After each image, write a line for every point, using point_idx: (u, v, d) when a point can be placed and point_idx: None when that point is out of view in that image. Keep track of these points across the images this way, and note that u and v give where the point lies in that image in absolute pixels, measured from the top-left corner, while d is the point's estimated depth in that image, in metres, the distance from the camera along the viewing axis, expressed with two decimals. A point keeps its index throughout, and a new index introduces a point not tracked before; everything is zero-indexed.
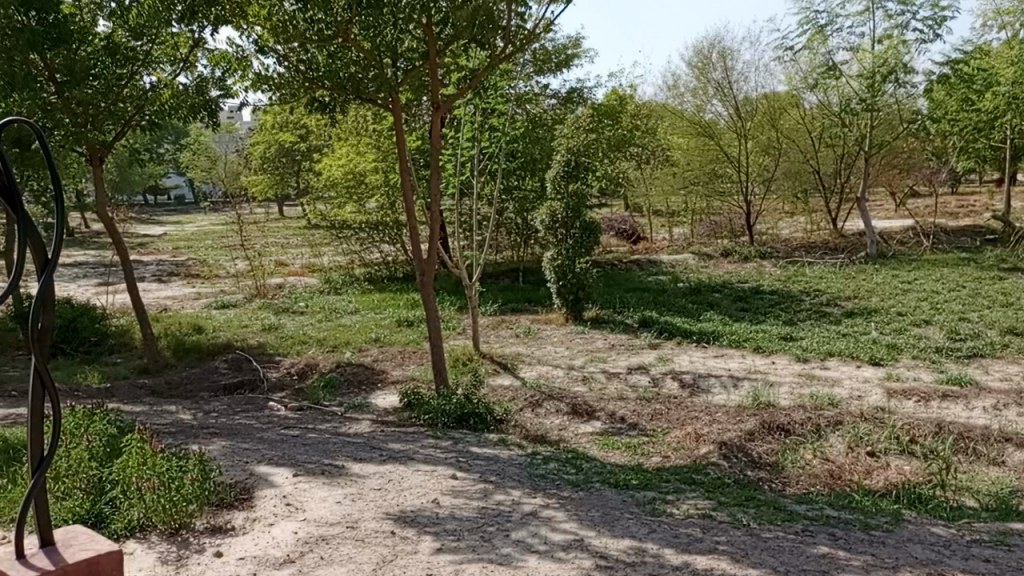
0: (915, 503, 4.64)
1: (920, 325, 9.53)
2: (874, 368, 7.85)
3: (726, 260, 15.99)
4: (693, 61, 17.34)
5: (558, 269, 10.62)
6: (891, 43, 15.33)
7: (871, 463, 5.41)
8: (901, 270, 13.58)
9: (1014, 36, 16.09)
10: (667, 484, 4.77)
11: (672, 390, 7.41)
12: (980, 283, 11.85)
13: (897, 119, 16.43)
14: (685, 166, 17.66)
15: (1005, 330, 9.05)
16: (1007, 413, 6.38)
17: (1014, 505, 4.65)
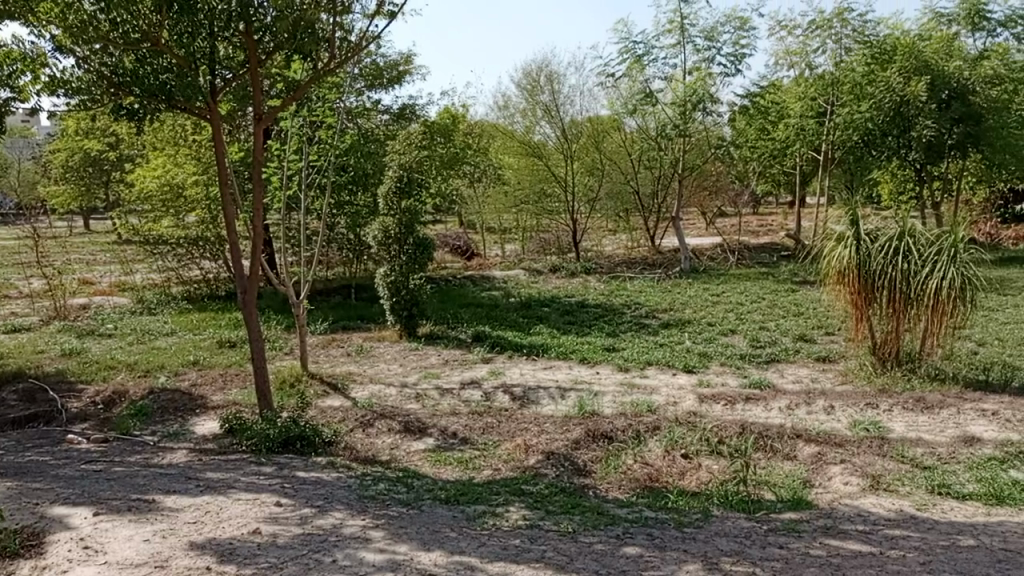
0: (721, 500, 5.01)
1: (727, 334, 10.38)
2: (688, 375, 8.45)
3: (554, 275, 16.61)
4: (522, 82, 17.82)
5: (391, 285, 10.50)
6: (700, 75, 16.60)
7: (685, 464, 5.78)
8: (710, 284, 14.73)
9: (801, 74, 18.02)
10: (497, 497, 4.84)
11: (503, 403, 7.54)
12: (777, 295, 13.11)
13: (706, 144, 17.76)
14: (516, 185, 18.30)
15: (797, 336, 10.05)
16: (798, 411, 7.07)
17: (805, 495, 5.15)
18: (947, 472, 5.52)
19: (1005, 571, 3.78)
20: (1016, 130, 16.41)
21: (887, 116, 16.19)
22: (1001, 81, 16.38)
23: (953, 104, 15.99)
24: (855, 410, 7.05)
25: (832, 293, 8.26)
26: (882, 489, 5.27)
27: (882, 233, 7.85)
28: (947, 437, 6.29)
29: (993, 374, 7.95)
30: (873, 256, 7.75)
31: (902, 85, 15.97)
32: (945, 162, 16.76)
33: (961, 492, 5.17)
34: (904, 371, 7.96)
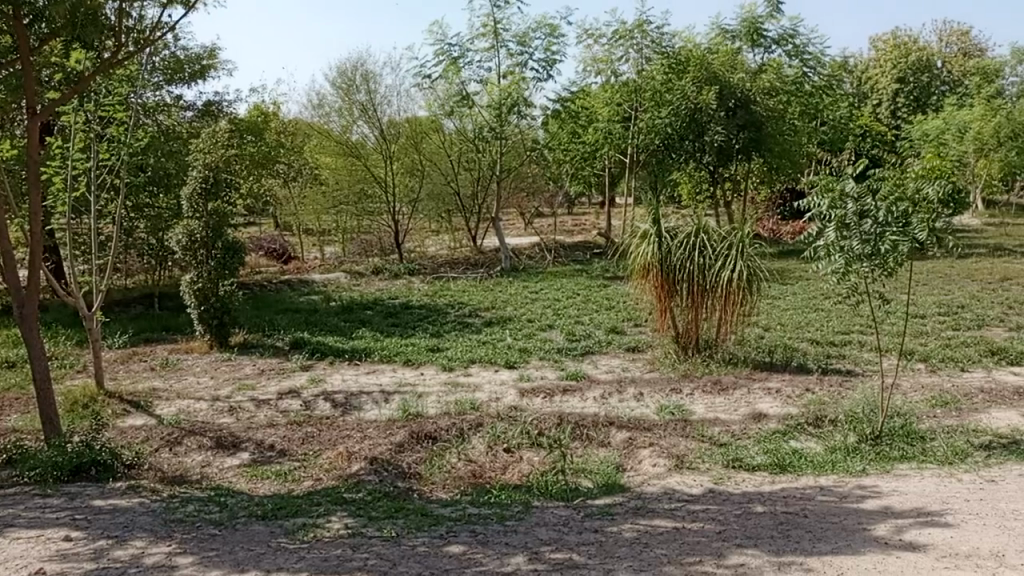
0: (542, 490, 5.18)
1: (545, 330, 10.75)
2: (509, 371, 8.65)
3: (377, 277, 16.37)
4: (337, 81, 17.40)
5: (198, 293, 9.86)
6: (514, 78, 17.09)
7: (507, 459, 5.91)
8: (530, 281, 15.21)
9: (608, 80, 18.98)
10: (317, 508, 4.68)
11: (323, 411, 7.31)
12: (591, 290, 13.79)
13: (521, 147, 18.29)
14: (334, 186, 17.85)
15: (609, 329, 10.62)
16: (612, 400, 7.46)
17: (618, 479, 5.45)
18: (740, 447, 6.08)
19: (786, 531, 4.23)
20: (790, 137, 18.35)
21: (683, 122, 17.72)
22: (776, 93, 18.13)
23: (738, 112, 17.67)
24: (661, 395, 7.56)
25: (639, 287, 8.79)
26: (686, 468, 5.70)
27: (680, 230, 8.49)
28: (739, 415, 6.92)
29: (776, 355, 8.84)
30: (673, 251, 8.36)
31: (695, 93, 17.52)
32: (733, 165, 18.48)
33: (751, 464, 5.71)
34: (703, 357, 8.61)
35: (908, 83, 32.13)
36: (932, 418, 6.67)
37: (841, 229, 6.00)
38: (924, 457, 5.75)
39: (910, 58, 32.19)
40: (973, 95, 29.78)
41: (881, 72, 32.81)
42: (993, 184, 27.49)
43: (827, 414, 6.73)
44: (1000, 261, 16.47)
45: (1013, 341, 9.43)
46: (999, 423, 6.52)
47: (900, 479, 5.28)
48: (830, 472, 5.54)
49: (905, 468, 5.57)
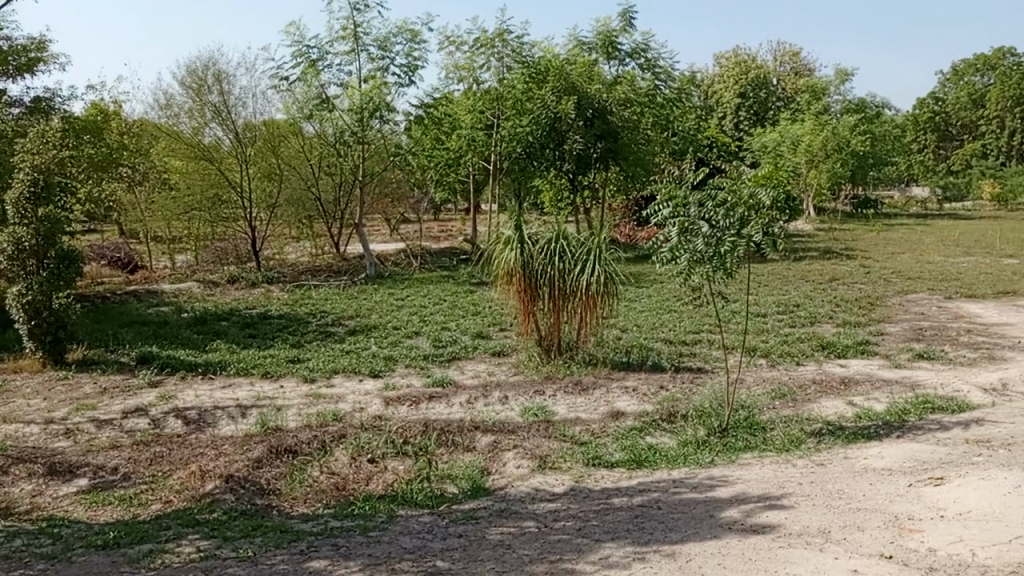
0: (406, 499, 5.14)
1: (411, 337, 10.68)
2: (374, 380, 8.51)
3: (232, 286, 15.64)
4: (186, 80, 16.44)
5: (28, 307, 9.00)
6: (376, 83, 16.68)
7: (371, 469, 5.82)
8: (395, 288, 15.06)
9: (470, 88, 19.18)
10: (166, 532, 4.42)
11: (174, 430, 6.89)
12: (456, 296, 13.84)
13: (384, 152, 18.13)
14: (186, 191, 16.92)
15: (475, 334, 10.70)
16: (477, 405, 7.52)
17: (483, 483, 5.50)
18: (599, 445, 6.30)
19: (641, 524, 4.43)
20: (644, 147, 19.22)
21: (544, 131, 18.02)
22: (631, 104, 18.77)
23: (596, 122, 18.19)
24: (525, 398, 7.70)
25: (503, 292, 8.96)
26: (548, 468, 5.83)
27: (541, 236, 8.71)
28: (599, 414, 7.17)
29: (633, 355, 9.23)
30: (534, 257, 8.58)
31: (555, 103, 17.79)
32: (592, 173, 19.13)
33: (610, 461, 5.92)
34: (565, 359, 8.86)
35: (748, 97, 34.57)
36: (771, 410, 7.20)
37: (685, 231, 6.42)
38: (765, 446, 6.19)
39: (750, 74, 34.66)
40: (804, 111, 32.48)
41: (725, 87, 35.08)
42: (822, 192, 30.09)
43: (679, 410, 7.11)
44: (830, 263, 18.03)
45: (840, 336, 10.35)
46: (829, 411, 7.13)
47: (743, 468, 5.66)
48: (682, 464, 5.86)
49: (748, 457, 5.97)
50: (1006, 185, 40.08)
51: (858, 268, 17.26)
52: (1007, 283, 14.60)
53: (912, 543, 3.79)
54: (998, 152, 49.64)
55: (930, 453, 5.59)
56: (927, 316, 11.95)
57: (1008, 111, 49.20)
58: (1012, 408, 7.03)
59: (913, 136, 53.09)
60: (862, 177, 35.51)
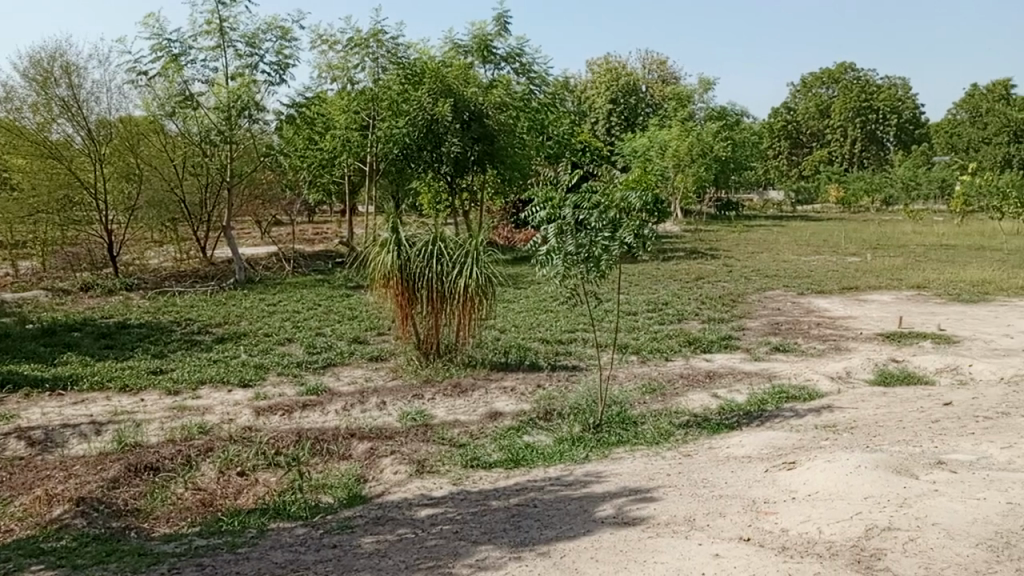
0: (278, 512, 4.96)
1: (284, 344, 10.32)
2: (243, 390, 8.16)
3: (86, 294, 14.58)
4: (29, 73, 15.34)
5: None
6: (243, 81, 15.96)
7: (240, 483, 5.58)
8: (267, 293, 14.52)
9: (344, 88, 18.77)
10: (6, 564, 4.05)
11: (16, 452, 6.33)
12: (332, 301, 13.50)
13: (254, 151, 17.48)
14: (31, 191, 15.70)
15: (351, 339, 10.48)
16: (353, 411, 7.36)
17: (359, 491, 5.40)
18: (477, 446, 6.32)
19: (517, 523, 4.49)
20: (519, 151, 19.32)
21: (421, 132, 17.87)
22: (507, 108, 18.66)
23: (472, 125, 18.12)
24: (403, 402, 7.62)
25: (380, 297, 8.82)
26: (427, 472, 5.79)
27: (418, 239, 8.65)
28: (477, 416, 7.20)
29: (511, 356, 9.32)
30: (411, 259, 8.51)
31: (431, 105, 17.72)
32: (470, 176, 19.16)
33: (488, 461, 5.96)
34: (444, 361, 8.83)
35: (619, 103, 35.83)
36: (642, 404, 7.48)
37: (562, 233, 6.56)
38: (637, 440, 6.42)
39: (620, 81, 35.92)
40: (671, 117, 34.01)
41: (597, 93, 36.15)
42: (689, 195, 31.63)
43: (555, 408, 7.26)
44: (696, 263, 18.95)
45: (705, 332, 10.90)
46: (695, 404, 7.49)
47: (616, 462, 5.85)
48: (559, 461, 5.98)
49: (620, 452, 6.18)
50: (848, 189, 43.61)
51: (722, 267, 18.25)
52: (851, 279, 15.88)
53: (767, 525, 4.04)
54: (842, 158, 53.97)
55: (785, 440, 5.99)
56: (782, 311, 12.79)
57: (851, 121, 53.61)
58: (856, 394, 7.66)
59: (769, 143, 56.77)
60: (723, 181, 37.60)
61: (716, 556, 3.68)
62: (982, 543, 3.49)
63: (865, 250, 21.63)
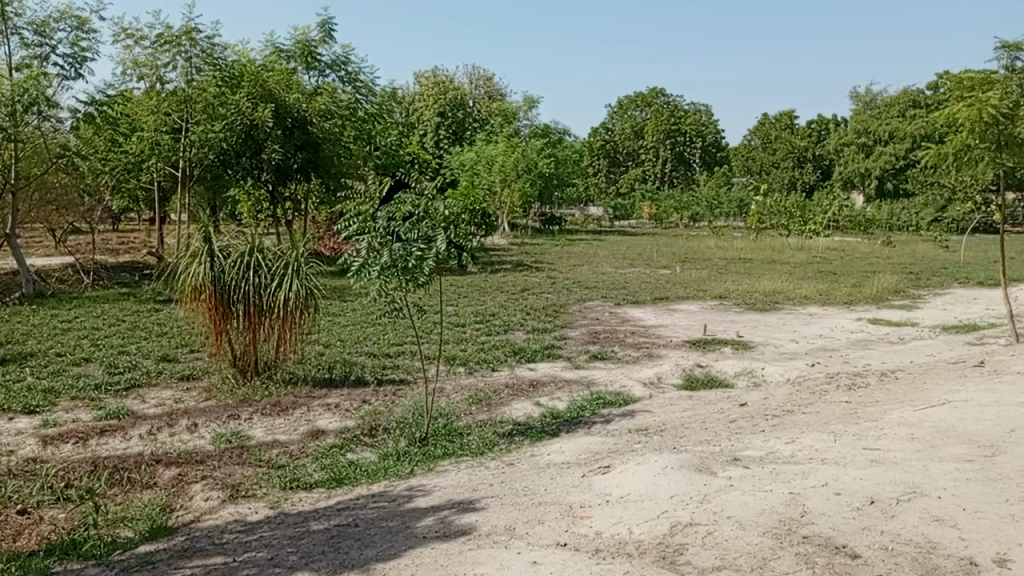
0: (67, 553, 4.47)
1: (80, 364, 9.37)
2: (29, 418, 7.30)
3: None
4: None
5: None
6: (31, 73, 14.49)
7: (22, 523, 4.98)
8: (61, 309, 13.14)
9: (153, 87, 17.64)
10: None
11: None
12: (138, 316, 12.47)
13: (44, 152, 15.68)
14: None
15: (159, 358, 9.72)
16: (159, 436, 6.81)
17: (165, 522, 5.00)
18: (298, 467, 6.06)
19: (337, 544, 4.36)
20: (345, 160, 18.73)
21: (239, 137, 16.83)
22: (331, 116, 18.12)
23: (295, 132, 17.38)
24: (217, 424, 7.16)
25: (190, 312, 8.26)
26: (241, 497, 5.46)
27: (233, 249, 8.22)
28: (298, 434, 6.91)
29: (336, 371, 9.05)
30: (226, 271, 8.08)
31: (251, 109, 16.78)
32: (293, 185, 18.44)
33: (309, 482, 5.73)
34: (262, 380, 8.37)
35: (447, 117, 36.17)
36: (468, 415, 7.54)
37: (376, 246, 6.65)
38: (462, 451, 6.44)
39: (448, 95, 36.32)
40: (497, 133, 34.85)
41: (425, 106, 36.30)
42: (515, 210, 32.49)
43: (380, 423, 7.13)
44: (522, 275, 19.48)
45: (530, 342, 11.20)
46: (519, 413, 7.65)
47: (440, 475, 5.85)
48: (383, 478, 5.86)
49: (446, 464, 6.17)
50: (660, 207, 46.84)
51: (546, 279, 18.89)
52: (663, 290, 17.02)
53: (583, 529, 4.19)
54: (655, 177, 57.84)
55: (602, 445, 6.26)
56: (601, 321, 13.43)
57: (662, 143, 57.64)
58: (666, 398, 8.19)
59: (590, 161, 59.70)
60: (548, 196, 39.01)
61: (534, 564, 3.76)
62: (768, 531, 3.82)
63: (675, 263, 23.29)
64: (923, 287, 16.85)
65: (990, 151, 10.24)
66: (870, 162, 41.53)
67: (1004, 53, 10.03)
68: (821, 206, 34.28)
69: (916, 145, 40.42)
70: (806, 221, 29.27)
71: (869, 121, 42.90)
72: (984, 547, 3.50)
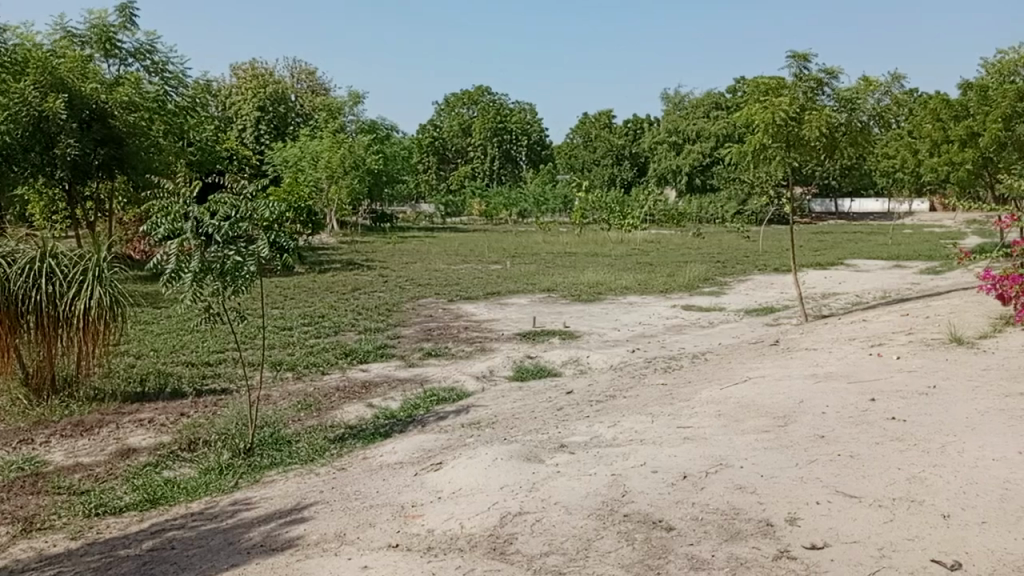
0: None
1: None
2: None
3: None
4: None
5: None
6: None
7: None
8: None
9: None
10: None
11: None
12: None
13: None
14: None
15: None
16: None
17: None
18: (104, 491, 5.55)
19: (150, 571, 4.05)
20: (155, 155, 17.23)
21: (26, 130, 15.16)
22: (137, 108, 16.61)
23: (93, 125, 15.93)
24: (6, 450, 6.39)
25: None
26: (36, 530, 4.92)
27: (20, 255, 7.38)
28: (104, 455, 6.34)
29: (148, 384, 8.37)
30: (12, 279, 7.23)
31: (39, 100, 15.07)
32: (94, 182, 16.88)
33: (118, 506, 5.26)
34: (61, 399, 7.56)
35: (268, 111, 34.51)
36: (296, 422, 7.26)
37: (190, 249, 6.19)
38: (290, 459, 6.18)
39: (268, 88, 34.72)
40: (322, 128, 33.81)
41: (244, 99, 34.52)
42: (343, 207, 31.71)
43: (199, 436, 6.70)
44: (352, 274, 19.06)
45: (362, 342, 10.98)
46: (350, 415, 7.47)
47: (267, 486, 5.58)
48: (203, 494, 5.50)
49: (273, 474, 5.90)
50: (489, 203, 47.57)
51: (377, 277, 18.62)
52: (494, 285, 17.32)
53: (415, 528, 4.16)
54: (484, 174, 58.67)
55: (435, 441, 6.26)
56: (434, 317, 13.42)
57: (489, 141, 58.55)
58: (498, 391, 8.34)
59: (419, 158, 59.49)
60: (377, 193, 38.41)
61: (364, 569, 3.68)
62: (592, 514, 3.99)
63: (505, 258, 23.76)
64: (728, 275, 18.35)
65: (781, 150, 11.33)
66: (681, 160, 44.64)
67: (795, 61, 11.09)
68: (638, 201, 36.41)
69: (719, 145, 43.95)
70: (625, 215, 30.97)
71: (678, 121, 46.07)
72: (779, 508, 3.85)
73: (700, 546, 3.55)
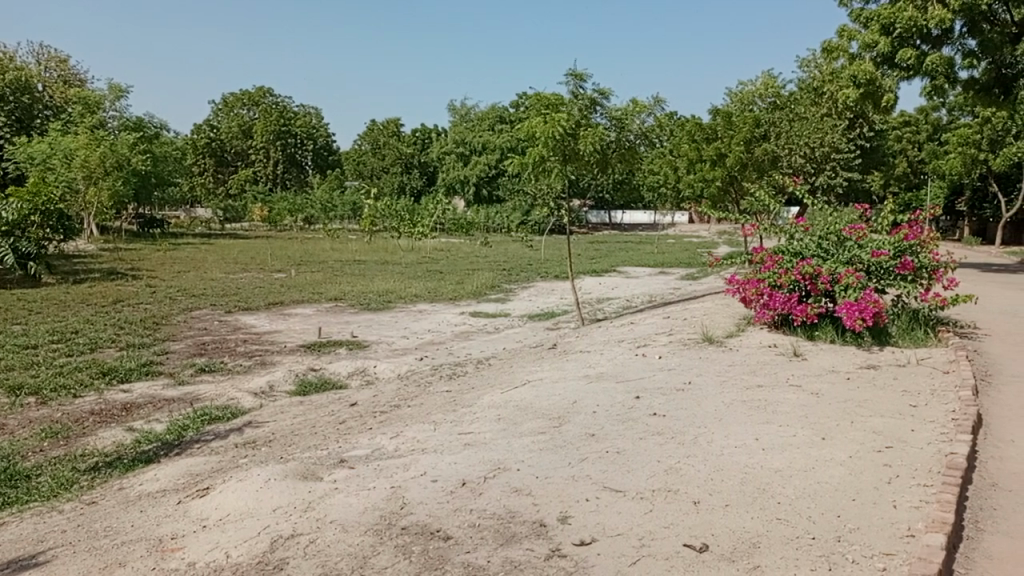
0: None
1: None
2: None
3: None
4: None
5: None
6: None
7: None
8: None
9: None
10: None
11: None
12: None
13: None
14: None
15: None
16: None
17: None
18: None
19: None
20: None
21: None
22: None
23: None
24: None
25: None
26: None
27: None
28: None
29: None
30: None
31: None
32: None
33: None
34: None
35: (7, 101, 30.24)
36: (37, 454, 6.37)
37: None
38: (27, 497, 5.40)
39: (7, 75, 30.48)
40: (76, 123, 30.33)
41: None
42: (104, 212, 28.67)
43: None
44: (112, 284, 17.23)
45: (122, 360, 9.91)
46: (106, 441, 6.69)
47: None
48: None
49: (4, 516, 5.10)
50: (273, 210, 45.44)
51: (144, 287, 17.00)
52: (277, 294, 16.53)
53: (173, 563, 3.79)
54: (266, 179, 55.99)
55: (203, 465, 5.78)
56: (208, 330, 12.48)
57: (271, 144, 55.91)
58: (276, 406, 7.91)
59: (192, 159, 55.32)
60: (145, 196, 35.20)
61: None
62: (369, 529, 3.88)
63: (289, 266, 22.72)
64: (513, 282, 18.99)
65: (559, 164, 11.91)
66: (468, 170, 45.65)
67: (572, 80, 11.70)
68: (428, 209, 36.60)
69: (503, 157, 45.52)
70: (414, 223, 31.00)
71: (465, 132, 47.13)
72: (552, 508, 4.00)
73: (476, 553, 3.57)
